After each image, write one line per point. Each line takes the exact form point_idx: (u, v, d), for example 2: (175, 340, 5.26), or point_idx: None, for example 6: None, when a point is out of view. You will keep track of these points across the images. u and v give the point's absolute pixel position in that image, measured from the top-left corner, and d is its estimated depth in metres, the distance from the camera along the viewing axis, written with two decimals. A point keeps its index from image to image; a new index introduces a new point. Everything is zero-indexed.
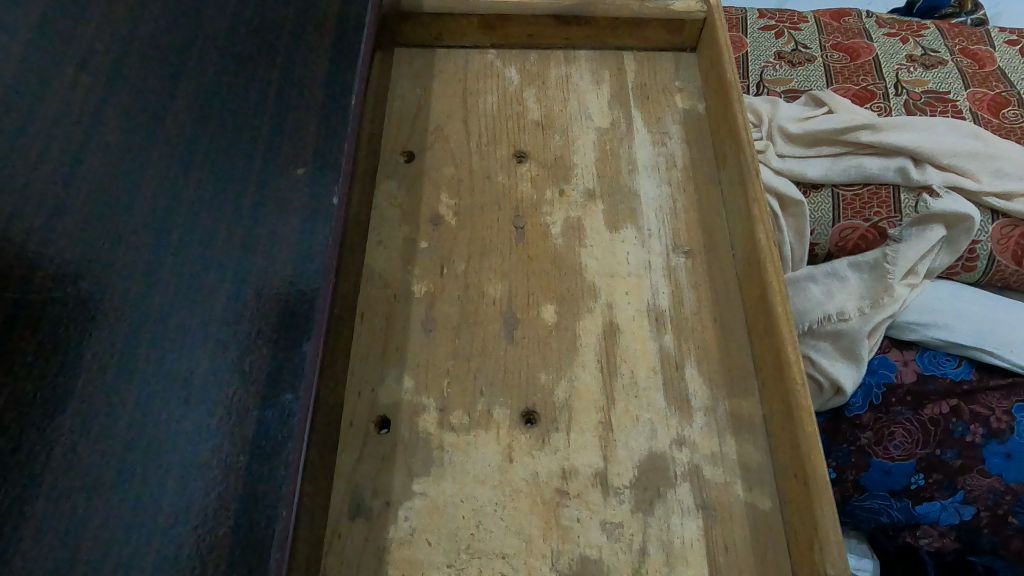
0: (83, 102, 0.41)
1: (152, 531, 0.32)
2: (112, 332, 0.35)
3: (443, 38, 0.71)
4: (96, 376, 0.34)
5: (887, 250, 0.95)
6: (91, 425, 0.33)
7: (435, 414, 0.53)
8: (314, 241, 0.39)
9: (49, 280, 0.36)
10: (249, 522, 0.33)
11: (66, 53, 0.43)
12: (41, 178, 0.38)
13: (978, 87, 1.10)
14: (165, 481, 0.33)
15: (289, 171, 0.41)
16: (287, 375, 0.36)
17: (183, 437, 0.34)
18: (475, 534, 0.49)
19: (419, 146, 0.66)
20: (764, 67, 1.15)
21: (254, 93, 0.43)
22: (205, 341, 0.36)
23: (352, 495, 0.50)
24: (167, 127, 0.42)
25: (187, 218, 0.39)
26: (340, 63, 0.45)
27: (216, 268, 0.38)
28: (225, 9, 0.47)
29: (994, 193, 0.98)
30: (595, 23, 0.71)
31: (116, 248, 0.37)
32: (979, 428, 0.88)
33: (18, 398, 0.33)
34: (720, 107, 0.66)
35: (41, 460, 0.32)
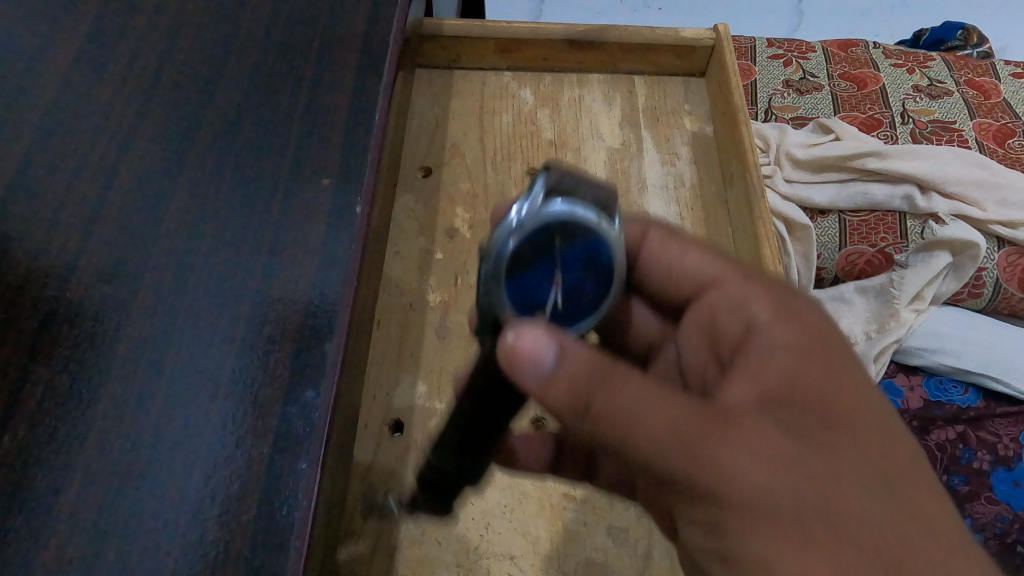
0: (123, 111, 0.44)
1: (178, 516, 0.33)
2: (144, 327, 0.37)
3: (462, 60, 0.74)
4: (129, 369, 0.36)
5: (892, 275, 0.97)
6: (123, 416, 0.35)
7: (447, 418, 0.54)
8: (338, 248, 0.41)
9: (87, 277, 0.38)
10: (271, 511, 0.34)
11: (108, 65, 0.45)
12: (84, 182, 0.40)
13: (983, 118, 1.12)
14: (191, 470, 0.34)
15: (316, 181, 0.43)
16: (310, 373, 0.38)
17: (209, 428, 0.35)
18: (484, 536, 0.50)
19: (436, 162, 0.68)
20: (773, 94, 1.17)
21: (283, 106, 0.46)
22: (232, 339, 0.38)
23: (364, 493, 0.51)
24: (199, 136, 0.44)
25: (218, 221, 0.41)
26: (364, 79, 0.48)
27: (245, 269, 0.40)
28: (257, 27, 0.49)
29: (1000, 221, 1.00)
30: (607, 48, 0.73)
31: (150, 248, 0.39)
32: (986, 455, 0.90)
33: (56, 388, 0.35)
34: (728, 131, 0.68)
35: (76, 446, 0.34)
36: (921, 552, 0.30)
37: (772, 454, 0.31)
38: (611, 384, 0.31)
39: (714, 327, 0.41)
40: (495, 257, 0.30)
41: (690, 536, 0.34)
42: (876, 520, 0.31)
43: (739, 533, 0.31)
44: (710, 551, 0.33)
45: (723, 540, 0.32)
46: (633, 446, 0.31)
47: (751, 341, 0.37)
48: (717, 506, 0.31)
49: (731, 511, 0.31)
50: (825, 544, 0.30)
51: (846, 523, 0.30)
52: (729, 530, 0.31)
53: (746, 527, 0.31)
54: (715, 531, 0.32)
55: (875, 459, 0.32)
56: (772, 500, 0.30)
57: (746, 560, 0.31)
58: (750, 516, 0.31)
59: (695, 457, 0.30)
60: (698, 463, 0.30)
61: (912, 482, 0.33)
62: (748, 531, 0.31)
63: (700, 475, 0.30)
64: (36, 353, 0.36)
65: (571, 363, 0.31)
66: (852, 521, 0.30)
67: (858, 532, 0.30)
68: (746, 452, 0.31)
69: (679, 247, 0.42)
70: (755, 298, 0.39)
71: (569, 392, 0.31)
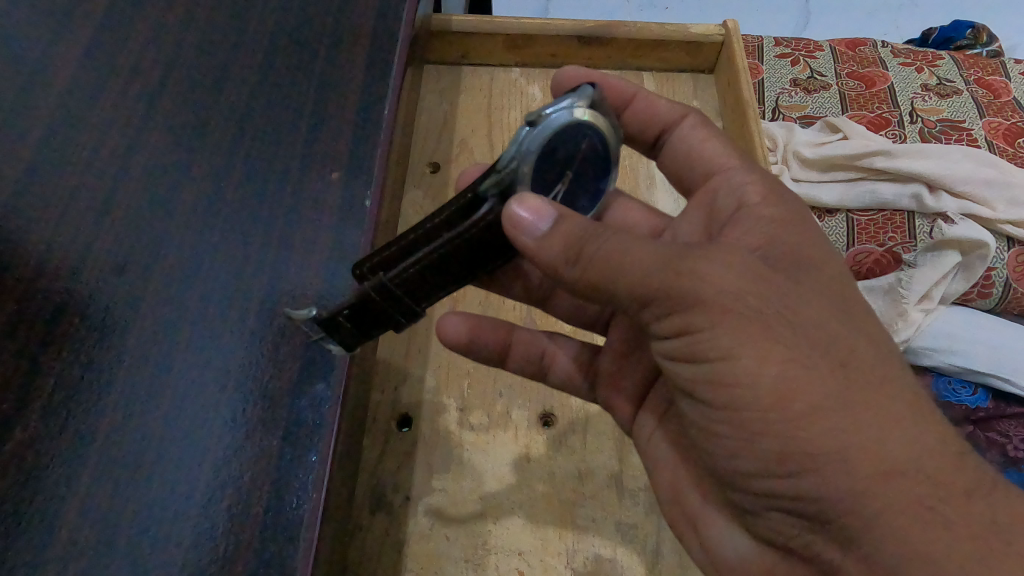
0: (134, 105, 0.44)
1: (189, 507, 0.33)
2: (154, 319, 0.37)
3: (470, 56, 0.74)
4: (139, 361, 0.36)
5: (900, 275, 0.96)
6: (133, 407, 0.35)
7: (455, 413, 0.54)
8: (347, 242, 0.41)
9: (98, 269, 0.38)
10: (282, 502, 0.34)
11: (119, 59, 0.45)
12: (94, 175, 0.40)
13: (993, 117, 1.12)
14: (202, 462, 0.34)
15: (326, 174, 0.43)
16: (320, 366, 0.38)
17: (220, 420, 0.35)
18: (492, 532, 0.49)
19: (444, 158, 0.68)
20: (780, 93, 1.17)
21: (293, 100, 0.46)
22: (242, 331, 0.38)
23: (373, 488, 0.51)
24: (209, 130, 0.44)
25: (229, 214, 0.41)
26: (374, 75, 0.48)
27: (254, 262, 0.40)
28: (268, 21, 0.49)
29: (1011, 221, 0.99)
30: (616, 44, 0.73)
31: (161, 241, 0.39)
32: (995, 456, 0.91)
33: (67, 379, 0.35)
34: (738, 128, 0.68)
35: (86, 438, 0.34)
36: (875, 362, 0.33)
37: (753, 278, 0.32)
38: (600, 232, 0.32)
39: (703, 213, 0.41)
40: (522, 137, 0.31)
41: (670, 366, 0.34)
42: (839, 330, 0.33)
43: (726, 352, 0.31)
44: (696, 378, 0.33)
45: (703, 361, 0.32)
46: (616, 267, 0.31)
47: (740, 216, 0.38)
48: (703, 316, 0.31)
49: (718, 327, 0.31)
50: (800, 352, 0.31)
51: (816, 334, 0.32)
52: (714, 350, 0.31)
53: (730, 347, 0.31)
54: (698, 354, 0.32)
55: (834, 292, 0.34)
56: (753, 305, 0.31)
57: (728, 377, 0.31)
58: (737, 338, 0.31)
59: (683, 273, 0.31)
60: (683, 272, 0.31)
61: (865, 317, 0.35)
62: (735, 351, 0.31)
63: (688, 283, 0.31)
64: (47, 344, 0.36)
65: (568, 225, 0.31)
66: (819, 329, 0.32)
67: (826, 341, 0.32)
68: (729, 272, 0.31)
69: (703, 136, 0.44)
70: (753, 184, 0.39)
71: (564, 245, 0.31)
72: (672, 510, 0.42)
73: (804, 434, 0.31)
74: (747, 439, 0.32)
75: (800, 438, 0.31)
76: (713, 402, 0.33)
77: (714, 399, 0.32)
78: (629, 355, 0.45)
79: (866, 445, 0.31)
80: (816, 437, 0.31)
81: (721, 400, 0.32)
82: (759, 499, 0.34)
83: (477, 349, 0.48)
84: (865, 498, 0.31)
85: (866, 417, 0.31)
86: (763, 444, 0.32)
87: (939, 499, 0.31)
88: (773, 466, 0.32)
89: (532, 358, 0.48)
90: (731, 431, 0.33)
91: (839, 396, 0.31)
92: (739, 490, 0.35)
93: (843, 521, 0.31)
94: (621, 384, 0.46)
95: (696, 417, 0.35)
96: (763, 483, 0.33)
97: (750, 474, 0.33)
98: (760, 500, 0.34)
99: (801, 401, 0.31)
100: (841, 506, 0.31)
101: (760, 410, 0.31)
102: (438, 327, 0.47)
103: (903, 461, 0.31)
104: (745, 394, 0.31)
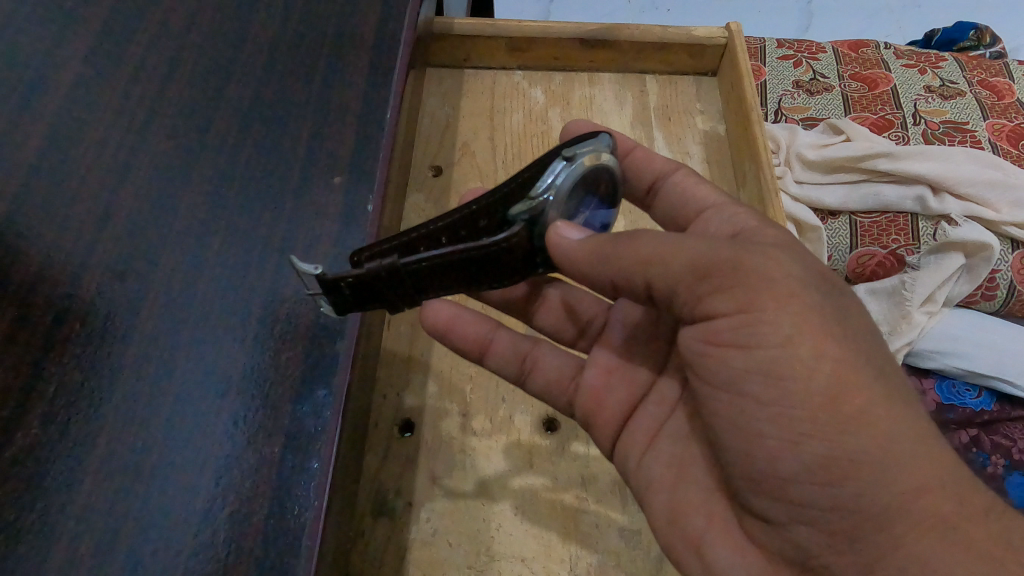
0: (135, 109, 0.43)
1: (190, 515, 0.33)
2: (155, 325, 0.37)
3: (472, 59, 0.74)
4: (140, 367, 0.36)
5: (905, 277, 0.95)
6: (133, 414, 0.35)
7: (458, 418, 0.54)
8: (349, 246, 0.41)
9: (99, 276, 0.38)
10: (282, 510, 0.34)
11: (121, 64, 0.45)
12: (95, 180, 0.40)
13: (997, 118, 1.11)
14: (202, 469, 0.34)
15: (327, 179, 0.43)
16: (321, 371, 0.37)
17: (220, 426, 0.35)
18: (494, 538, 0.49)
19: (446, 161, 0.68)
20: (783, 95, 1.17)
21: (295, 104, 0.46)
22: (243, 337, 0.37)
23: (375, 494, 0.51)
24: (212, 135, 0.43)
25: (230, 219, 0.41)
26: (376, 78, 0.47)
27: (256, 268, 0.39)
28: (269, 25, 0.49)
29: (1015, 223, 0.98)
30: (618, 47, 0.72)
31: (162, 246, 0.39)
32: (1000, 460, 0.90)
33: (67, 386, 0.35)
34: (741, 130, 0.68)
35: (86, 445, 0.34)
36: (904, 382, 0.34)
37: (812, 282, 0.33)
38: (643, 234, 0.34)
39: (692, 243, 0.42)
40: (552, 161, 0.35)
41: (711, 364, 0.34)
42: (874, 344, 0.34)
43: (789, 340, 0.31)
44: (746, 370, 0.32)
45: (758, 351, 0.32)
46: (668, 264, 0.33)
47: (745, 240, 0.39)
48: (768, 307, 0.32)
49: (781, 317, 0.32)
50: (853, 357, 0.32)
51: (861, 341, 0.33)
52: (774, 338, 0.32)
53: (792, 334, 0.32)
54: (754, 341, 0.32)
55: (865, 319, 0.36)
56: (814, 303, 0.32)
57: (786, 366, 0.32)
58: (801, 325, 0.32)
59: (740, 270, 0.32)
60: (742, 266, 0.32)
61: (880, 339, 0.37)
62: (795, 340, 0.32)
63: (746, 278, 0.32)
64: (47, 350, 0.35)
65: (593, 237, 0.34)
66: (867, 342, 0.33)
67: (871, 353, 0.33)
68: (787, 266, 0.33)
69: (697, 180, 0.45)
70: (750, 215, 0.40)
71: (593, 250, 0.34)
72: (668, 532, 0.40)
73: (853, 436, 0.31)
74: (794, 437, 0.32)
75: (849, 440, 0.31)
76: (762, 396, 0.32)
77: (764, 393, 0.32)
78: (616, 374, 0.46)
79: (906, 457, 0.31)
80: (863, 440, 0.31)
81: (771, 395, 0.32)
82: (785, 507, 0.33)
83: (455, 337, 0.47)
84: (897, 509, 0.31)
85: (905, 428, 0.32)
86: (811, 444, 0.32)
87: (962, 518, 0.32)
88: (817, 471, 0.32)
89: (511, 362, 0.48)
90: (777, 429, 0.32)
91: (883, 400, 0.32)
92: (764, 498, 0.34)
93: (873, 533, 0.32)
94: (604, 401, 0.45)
95: (733, 416, 0.34)
96: (796, 489, 0.32)
97: (786, 479, 0.33)
98: (787, 510, 0.33)
99: (854, 401, 0.31)
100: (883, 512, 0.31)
101: (812, 405, 0.31)
102: (420, 306, 0.46)
103: (935, 478, 0.32)
104: (799, 386, 0.31)
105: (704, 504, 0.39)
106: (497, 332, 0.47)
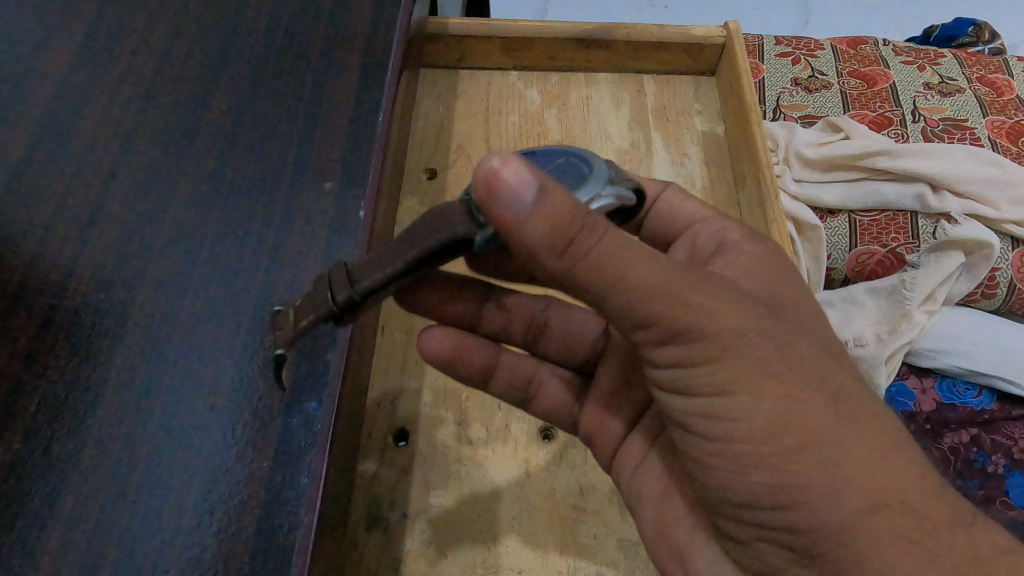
0: (122, 114, 0.43)
1: (177, 533, 0.32)
2: (142, 337, 0.36)
3: (466, 60, 0.73)
4: (125, 381, 0.35)
5: (904, 275, 0.94)
6: (120, 430, 0.34)
7: (453, 427, 0.53)
8: (340, 255, 0.40)
9: (83, 285, 0.37)
10: (272, 527, 0.33)
11: (107, 68, 0.44)
12: (81, 188, 0.39)
13: (996, 115, 1.10)
14: (190, 486, 0.33)
15: (318, 185, 0.42)
16: (312, 383, 0.37)
17: (209, 441, 0.34)
18: (491, 549, 0.48)
19: (441, 164, 0.67)
20: (782, 92, 1.16)
21: (285, 109, 0.45)
22: (233, 348, 0.37)
23: (368, 505, 0.50)
24: (200, 140, 0.42)
25: (216, 227, 0.40)
26: (367, 81, 0.46)
27: (245, 277, 0.38)
28: (259, 27, 0.48)
29: (1015, 220, 0.98)
30: (615, 46, 0.71)
31: (148, 256, 0.38)
32: (1001, 459, 0.89)
33: (50, 400, 0.34)
34: (739, 130, 0.67)
35: (70, 462, 0.33)
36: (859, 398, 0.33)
37: (753, 320, 0.31)
38: (593, 226, 0.29)
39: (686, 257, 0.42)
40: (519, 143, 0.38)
41: (663, 399, 0.34)
42: (827, 364, 0.33)
43: (721, 390, 0.31)
44: (688, 413, 0.33)
45: (696, 395, 0.32)
46: (613, 287, 0.30)
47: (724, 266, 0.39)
48: (701, 352, 0.31)
49: (714, 365, 0.31)
50: (796, 388, 0.31)
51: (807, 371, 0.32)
52: (710, 384, 0.31)
53: (725, 384, 0.31)
54: (690, 388, 0.32)
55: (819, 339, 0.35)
56: (752, 342, 0.31)
57: (723, 409, 0.31)
58: (734, 376, 0.31)
59: (682, 309, 0.30)
60: (675, 303, 0.30)
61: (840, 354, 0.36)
62: (729, 389, 0.31)
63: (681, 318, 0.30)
64: (30, 362, 0.34)
65: (549, 204, 0.28)
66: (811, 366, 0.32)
67: (820, 378, 0.32)
68: (721, 305, 0.31)
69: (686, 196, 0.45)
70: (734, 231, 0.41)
71: (546, 225, 0.29)
72: (655, 540, 0.41)
73: (798, 467, 0.31)
74: (739, 471, 0.32)
75: (794, 474, 0.31)
76: (706, 437, 0.33)
77: (707, 436, 0.32)
78: (618, 396, 0.45)
79: (856, 477, 0.31)
80: (811, 471, 0.31)
81: (714, 432, 0.32)
82: (747, 531, 0.34)
83: (459, 371, 0.44)
84: (852, 528, 0.31)
85: (855, 452, 0.31)
86: (756, 476, 0.32)
87: (924, 532, 0.31)
88: (765, 499, 0.32)
89: (512, 392, 0.46)
90: (721, 462, 0.32)
91: (829, 430, 0.31)
92: (728, 522, 0.35)
93: (830, 552, 0.32)
94: (606, 426, 0.45)
95: (686, 454, 0.35)
96: (753, 514, 0.33)
97: (740, 505, 0.33)
98: (752, 531, 0.34)
99: (794, 438, 0.31)
100: (834, 536, 0.31)
101: (753, 446, 0.31)
102: (421, 341, 0.43)
103: (889, 493, 0.31)
104: (738, 432, 0.31)
105: (683, 519, 0.40)
106: (499, 359, 0.45)
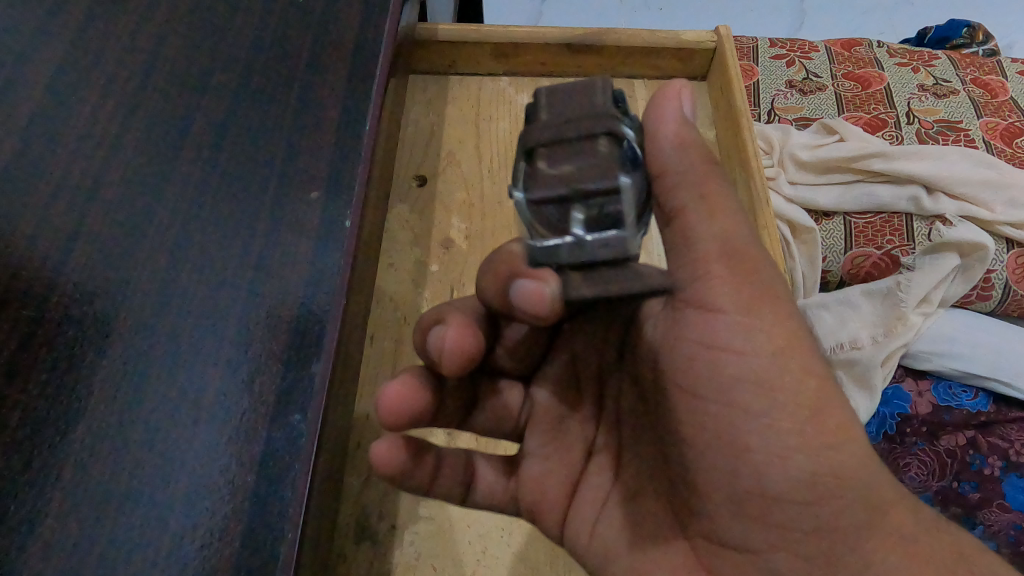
0: (107, 123, 0.42)
1: (159, 547, 0.32)
2: (124, 349, 0.36)
3: (457, 65, 0.73)
4: (108, 395, 0.35)
5: (900, 276, 0.94)
6: (102, 444, 0.33)
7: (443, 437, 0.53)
8: (326, 266, 0.40)
9: (66, 298, 0.36)
10: (255, 543, 0.33)
11: (92, 77, 0.44)
12: (64, 199, 0.39)
13: (991, 117, 1.10)
14: (173, 500, 0.33)
15: (304, 194, 0.42)
16: (296, 396, 0.36)
17: (193, 455, 0.34)
18: (480, 560, 0.48)
19: (431, 171, 0.67)
20: (775, 95, 1.16)
21: (272, 117, 0.44)
22: (217, 360, 0.36)
23: (357, 517, 0.50)
24: (184, 150, 0.42)
25: (201, 236, 0.39)
26: (353, 90, 0.46)
27: (230, 287, 0.38)
28: (246, 35, 0.48)
29: (1009, 222, 0.97)
30: (606, 52, 0.71)
31: (132, 268, 0.38)
32: (997, 461, 0.89)
33: (32, 416, 0.34)
34: (730, 136, 0.67)
35: (51, 476, 0.33)
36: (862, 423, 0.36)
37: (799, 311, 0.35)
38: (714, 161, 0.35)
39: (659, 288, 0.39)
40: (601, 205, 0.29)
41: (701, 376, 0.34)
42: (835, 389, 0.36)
43: (780, 349, 0.33)
44: (739, 377, 0.33)
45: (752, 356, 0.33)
46: (715, 215, 0.33)
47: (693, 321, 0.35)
48: (766, 312, 0.33)
49: (775, 328, 0.33)
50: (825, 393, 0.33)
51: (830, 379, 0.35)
52: (770, 344, 0.33)
53: (783, 346, 0.33)
54: (747, 347, 0.33)
55: None
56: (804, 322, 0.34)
57: (779, 377, 0.33)
58: (789, 337, 0.33)
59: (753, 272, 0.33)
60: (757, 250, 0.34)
61: None
62: (784, 351, 0.33)
63: (752, 273, 0.33)
64: (12, 377, 0.34)
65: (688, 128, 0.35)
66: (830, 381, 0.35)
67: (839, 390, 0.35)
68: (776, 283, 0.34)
69: None
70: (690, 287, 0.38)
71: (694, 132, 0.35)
72: None
73: (833, 455, 0.33)
74: (782, 453, 0.33)
75: (832, 461, 0.33)
76: (753, 408, 0.33)
77: (755, 403, 0.33)
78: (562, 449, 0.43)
79: (873, 473, 0.34)
80: (844, 459, 0.33)
81: (762, 405, 0.33)
82: (770, 533, 0.35)
83: (417, 473, 0.41)
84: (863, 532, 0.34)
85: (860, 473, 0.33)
86: (799, 460, 0.33)
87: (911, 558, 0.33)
88: (804, 490, 0.33)
89: (456, 479, 0.43)
90: (763, 445, 0.33)
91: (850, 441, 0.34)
92: (750, 522, 0.35)
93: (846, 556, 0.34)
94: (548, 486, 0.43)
95: (722, 438, 0.34)
96: (781, 507, 0.34)
97: (775, 496, 0.34)
98: (769, 534, 0.35)
99: (837, 418, 0.33)
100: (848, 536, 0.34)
101: (798, 421, 0.33)
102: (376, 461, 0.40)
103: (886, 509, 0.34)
104: (790, 398, 0.33)
105: (658, 550, 0.39)
106: (440, 453, 0.42)
